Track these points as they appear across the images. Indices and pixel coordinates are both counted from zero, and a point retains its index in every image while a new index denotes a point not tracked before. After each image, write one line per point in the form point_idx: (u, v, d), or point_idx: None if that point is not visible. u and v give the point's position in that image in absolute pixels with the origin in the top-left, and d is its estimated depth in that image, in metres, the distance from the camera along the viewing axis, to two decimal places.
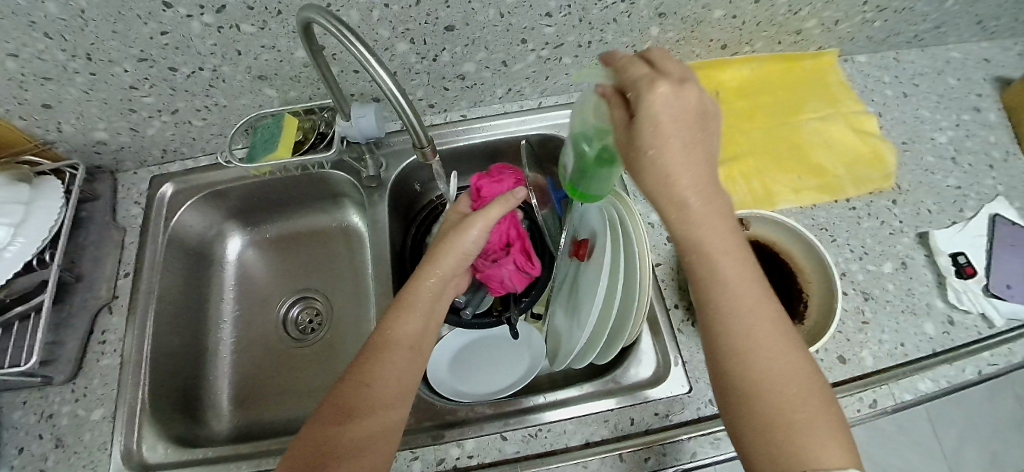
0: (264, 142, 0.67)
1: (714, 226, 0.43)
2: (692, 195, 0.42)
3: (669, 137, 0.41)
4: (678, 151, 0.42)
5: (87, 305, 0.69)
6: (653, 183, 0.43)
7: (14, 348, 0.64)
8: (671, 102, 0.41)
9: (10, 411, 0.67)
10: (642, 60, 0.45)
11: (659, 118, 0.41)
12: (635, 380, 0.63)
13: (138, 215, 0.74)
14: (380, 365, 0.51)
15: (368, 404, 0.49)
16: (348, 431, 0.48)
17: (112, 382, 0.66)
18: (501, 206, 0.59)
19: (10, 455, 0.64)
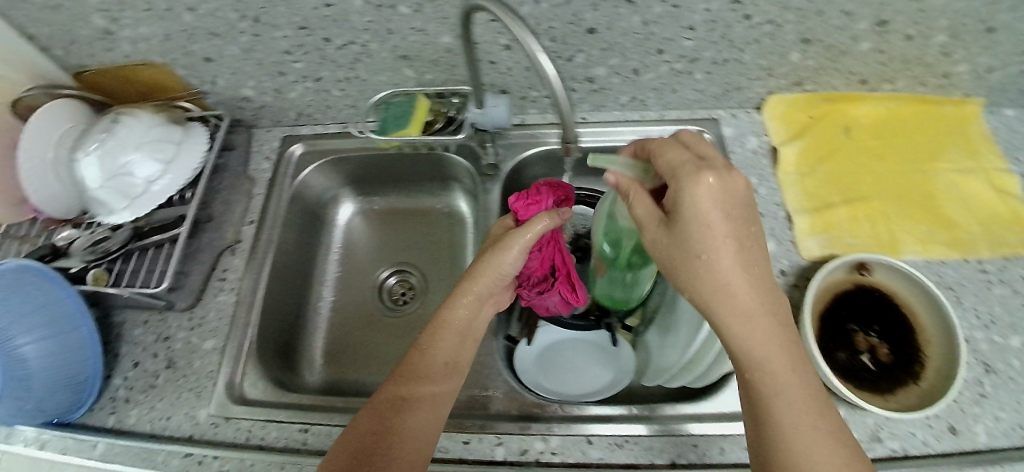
0: (397, 119, 0.70)
1: (760, 324, 0.44)
2: (738, 291, 0.44)
3: (716, 224, 0.43)
4: (725, 242, 0.44)
5: (213, 244, 0.74)
6: (699, 276, 0.45)
7: (146, 271, 0.71)
8: (714, 192, 0.43)
9: (132, 328, 0.73)
10: (675, 145, 0.47)
11: (705, 211, 0.43)
12: (731, 410, 0.61)
13: (268, 170, 0.80)
14: (426, 364, 0.56)
15: (427, 373, 0.55)
16: (398, 422, 0.52)
17: (225, 318, 0.71)
18: (544, 223, 0.58)
19: (126, 367, 0.71)
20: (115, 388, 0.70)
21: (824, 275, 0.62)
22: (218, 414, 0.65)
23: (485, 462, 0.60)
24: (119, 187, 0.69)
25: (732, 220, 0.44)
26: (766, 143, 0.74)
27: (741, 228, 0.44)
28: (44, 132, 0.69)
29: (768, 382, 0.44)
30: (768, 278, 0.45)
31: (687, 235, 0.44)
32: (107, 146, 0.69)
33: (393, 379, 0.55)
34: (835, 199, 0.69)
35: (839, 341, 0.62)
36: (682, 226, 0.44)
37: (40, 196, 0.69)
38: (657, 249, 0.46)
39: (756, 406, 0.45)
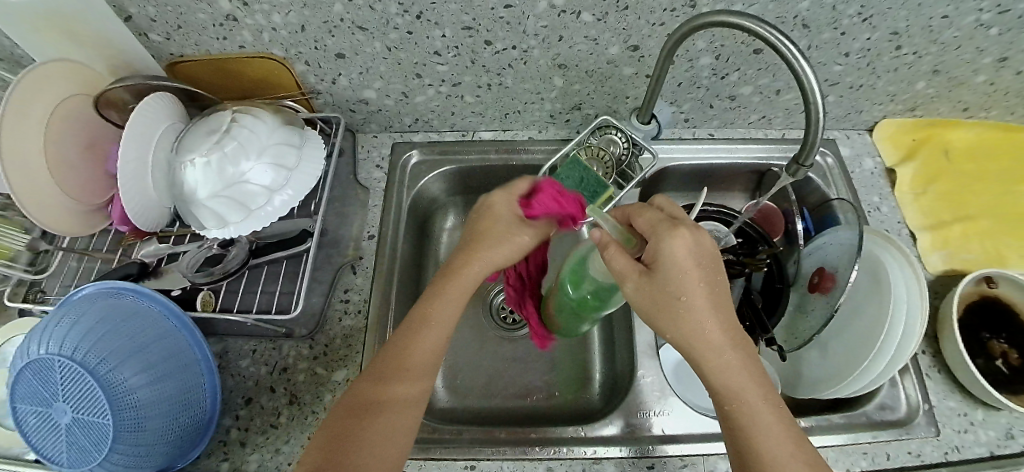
0: (579, 188, 0.67)
1: (731, 358, 0.46)
2: (712, 329, 0.46)
3: (692, 272, 0.46)
4: (695, 284, 0.46)
5: (332, 260, 0.67)
6: (667, 317, 0.46)
7: (262, 293, 0.63)
8: (691, 246, 0.46)
9: (236, 358, 0.63)
10: (657, 210, 0.50)
11: (679, 260, 0.45)
12: (887, 419, 0.64)
13: (382, 179, 0.73)
14: (430, 317, 0.53)
15: (401, 371, 0.51)
16: (379, 400, 0.49)
17: (355, 344, 0.63)
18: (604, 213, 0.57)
19: (236, 405, 0.61)
20: (225, 429, 0.60)
21: (963, 286, 0.67)
22: None
23: None
24: (238, 199, 0.59)
25: (703, 267, 0.46)
26: (879, 164, 0.79)
27: (712, 275, 0.47)
28: (142, 131, 0.58)
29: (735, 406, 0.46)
30: (733, 317, 0.48)
31: (661, 280, 0.46)
32: (224, 149, 0.59)
33: (390, 358, 0.52)
34: (948, 218, 0.74)
35: (975, 349, 0.67)
36: (659, 272, 0.46)
37: (134, 207, 0.58)
38: (637, 301, 0.47)
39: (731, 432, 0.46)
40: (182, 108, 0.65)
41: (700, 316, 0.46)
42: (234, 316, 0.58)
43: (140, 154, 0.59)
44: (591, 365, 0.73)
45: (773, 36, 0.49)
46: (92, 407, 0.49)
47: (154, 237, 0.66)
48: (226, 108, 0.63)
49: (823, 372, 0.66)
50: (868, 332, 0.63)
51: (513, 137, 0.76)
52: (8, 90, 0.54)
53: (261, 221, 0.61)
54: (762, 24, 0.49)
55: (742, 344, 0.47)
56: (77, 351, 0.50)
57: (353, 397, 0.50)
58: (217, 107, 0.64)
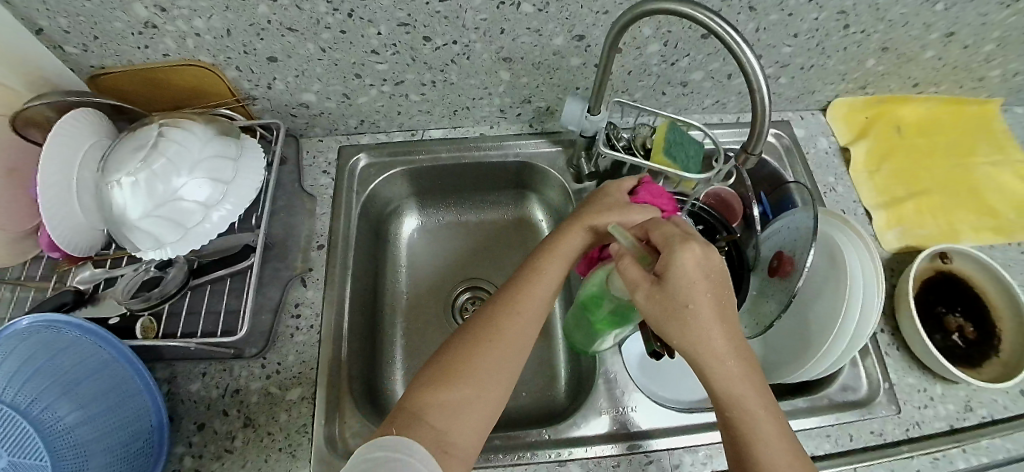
0: (681, 147, 0.63)
1: (732, 367, 0.44)
2: (720, 340, 0.44)
3: (705, 289, 0.44)
4: (705, 298, 0.44)
5: (280, 274, 0.64)
6: (681, 331, 0.44)
7: (206, 314, 0.60)
8: (700, 259, 0.44)
9: (185, 383, 0.61)
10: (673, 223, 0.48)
11: (692, 275, 0.44)
12: (849, 399, 0.65)
13: (329, 185, 0.70)
14: (525, 296, 0.53)
15: (467, 377, 0.48)
16: (433, 407, 0.46)
17: (310, 359, 0.61)
18: (645, 214, 0.54)
19: (188, 432, 0.58)
20: (177, 458, 0.57)
21: (918, 263, 0.68)
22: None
23: None
24: (174, 218, 0.56)
25: (712, 282, 0.45)
26: (834, 143, 0.79)
27: (719, 289, 0.45)
28: (60, 153, 0.55)
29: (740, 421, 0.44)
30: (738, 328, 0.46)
31: (671, 292, 0.44)
32: (154, 167, 0.56)
33: (449, 358, 0.49)
34: (901, 195, 0.75)
35: (932, 324, 0.68)
36: (670, 285, 0.44)
37: (59, 231, 0.55)
38: (646, 312, 0.45)
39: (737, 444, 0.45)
40: (107, 123, 0.61)
41: (710, 332, 0.44)
42: (175, 342, 0.55)
43: (61, 176, 0.55)
44: (558, 363, 0.71)
45: (716, 23, 0.47)
46: (25, 449, 0.48)
47: (89, 261, 0.63)
48: (154, 122, 0.60)
49: (786, 356, 0.67)
50: (827, 313, 0.63)
51: (465, 134, 0.73)
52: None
53: (200, 239, 0.58)
54: (704, 10, 0.47)
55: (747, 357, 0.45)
56: (7, 392, 0.49)
57: (419, 382, 0.48)
58: (146, 120, 0.61)
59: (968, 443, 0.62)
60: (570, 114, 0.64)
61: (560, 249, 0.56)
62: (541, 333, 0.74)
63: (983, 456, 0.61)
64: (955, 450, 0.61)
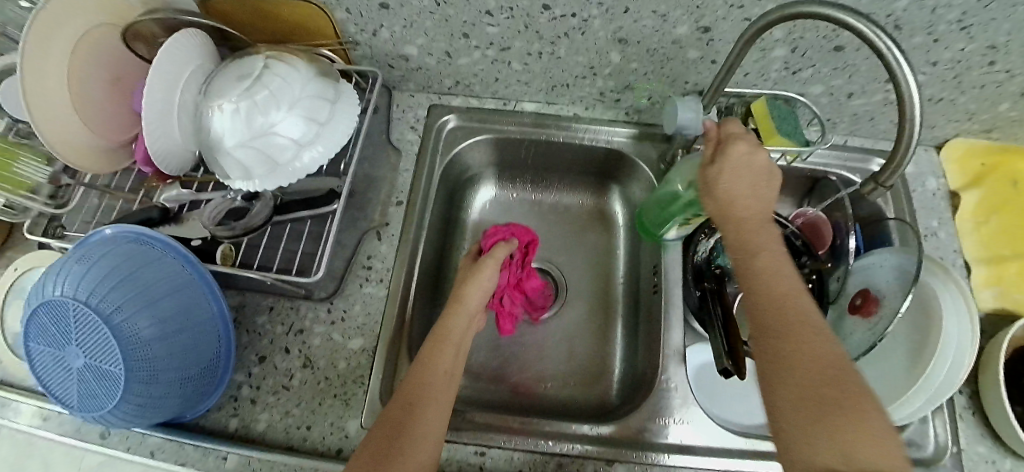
0: (785, 120, 0.63)
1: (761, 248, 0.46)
2: (751, 229, 0.47)
3: (745, 175, 0.48)
4: (743, 182, 0.48)
5: (357, 224, 0.63)
6: (717, 209, 0.49)
7: (282, 252, 0.60)
8: (742, 152, 0.49)
9: (252, 314, 0.61)
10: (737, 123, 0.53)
11: (736, 163, 0.49)
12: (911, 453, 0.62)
13: (414, 142, 0.69)
14: (427, 380, 0.51)
15: (447, 340, 0.56)
16: (423, 370, 0.52)
17: (374, 313, 0.61)
18: (490, 260, 0.63)
19: (249, 362, 0.60)
20: (237, 385, 0.59)
21: (1015, 328, 0.63)
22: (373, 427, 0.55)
23: None
24: (267, 153, 0.56)
25: (753, 172, 0.48)
26: (943, 185, 0.74)
27: (759, 181, 0.48)
28: (167, 70, 0.54)
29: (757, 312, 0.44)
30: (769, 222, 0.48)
31: (714, 182, 0.49)
32: (255, 97, 0.55)
33: (427, 348, 0.55)
34: (1008, 253, 0.69)
35: (1015, 394, 0.64)
36: (715, 171, 0.49)
37: (155, 147, 0.56)
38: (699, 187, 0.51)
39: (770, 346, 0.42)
40: (211, 46, 0.61)
41: (744, 221, 0.47)
42: (251, 274, 0.56)
43: (167, 95, 0.55)
44: (612, 359, 0.70)
45: (885, 43, 0.43)
46: (103, 355, 0.48)
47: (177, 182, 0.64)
48: (261, 53, 0.59)
49: None
50: (913, 362, 0.60)
51: (558, 112, 0.70)
52: (30, 19, 0.50)
53: (289, 177, 0.58)
54: (869, 22, 0.43)
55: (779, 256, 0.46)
56: (93, 297, 0.48)
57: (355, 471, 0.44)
58: (250, 49, 0.60)
59: None
60: (686, 119, 0.59)
61: (452, 329, 0.57)
62: (597, 326, 0.72)
63: None
64: None
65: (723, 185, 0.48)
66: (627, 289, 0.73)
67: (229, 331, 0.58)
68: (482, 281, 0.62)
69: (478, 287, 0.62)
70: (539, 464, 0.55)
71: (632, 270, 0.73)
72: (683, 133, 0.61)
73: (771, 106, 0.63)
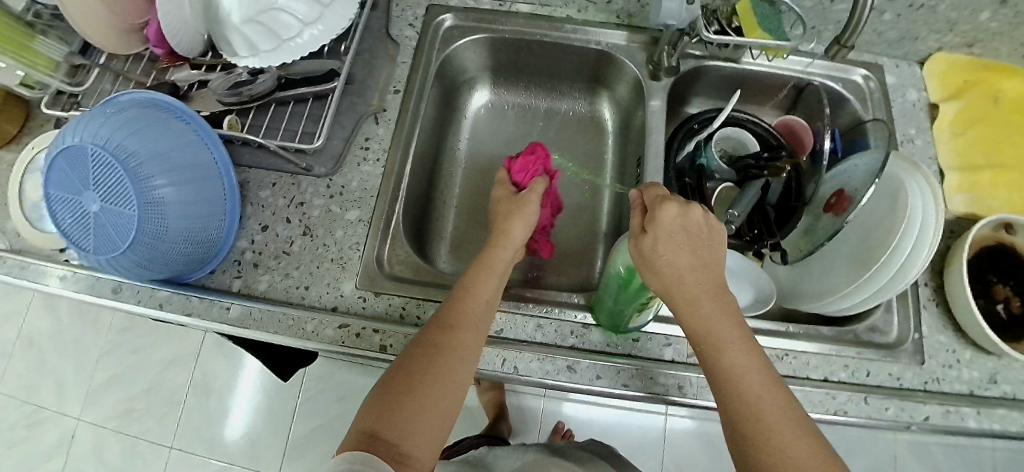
0: (767, 19, 0.65)
1: (706, 309, 0.47)
2: (703, 300, 0.47)
3: (679, 241, 0.48)
4: (683, 253, 0.48)
5: (356, 108, 0.67)
6: (663, 284, 0.48)
7: (286, 129, 0.64)
8: (678, 214, 0.49)
9: (257, 189, 0.65)
10: (660, 187, 0.54)
11: (669, 228, 0.48)
12: (875, 341, 0.62)
13: (413, 38, 0.71)
14: (468, 309, 0.50)
15: (494, 272, 0.55)
16: (463, 302, 0.51)
17: (370, 188, 0.64)
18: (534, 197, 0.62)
19: (253, 231, 0.64)
20: (240, 251, 0.63)
21: (980, 226, 0.66)
22: (367, 287, 0.59)
23: (654, 360, 0.57)
24: (273, 29, 0.61)
25: (689, 235, 0.49)
26: (923, 98, 0.76)
27: (698, 241, 0.49)
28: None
29: (720, 372, 0.46)
30: (718, 280, 0.48)
31: (652, 253, 0.49)
32: None
33: (463, 284, 0.53)
34: (983, 162, 0.71)
35: (978, 290, 0.67)
36: (646, 240, 0.49)
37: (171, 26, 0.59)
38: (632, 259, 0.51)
39: (729, 407, 0.44)
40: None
41: (696, 293, 0.47)
42: (254, 140, 0.59)
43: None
44: (596, 252, 0.73)
45: None
46: (117, 197, 0.52)
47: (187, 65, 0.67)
48: None
49: (820, 286, 0.65)
50: (881, 236, 0.61)
51: (551, 13, 0.73)
52: None
53: (293, 53, 0.62)
54: None
55: (736, 333, 0.46)
56: (109, 143, 0.52)
57: (381, 394, 0.45)
58: None
59: (985, 408, 0.58)
60: (668, 9, 0.61)
61: (497, 259, 0.56)
62: (583, 223, 0.75)
63: (1005, 424, 0.58)
64: (970, 410, 0.58)
65: (662, 256, 0.48)
66: (613, 191, 0.76)
67: (235, 199, 0.62)
68: (528, 216, 0.61)
69: (524, 216, 0.61)
70: (519, 325, 0.58)
71: (619, 171, 0.76)
72: (667, 24, 0.64)
73: (755, 5, 0.65)
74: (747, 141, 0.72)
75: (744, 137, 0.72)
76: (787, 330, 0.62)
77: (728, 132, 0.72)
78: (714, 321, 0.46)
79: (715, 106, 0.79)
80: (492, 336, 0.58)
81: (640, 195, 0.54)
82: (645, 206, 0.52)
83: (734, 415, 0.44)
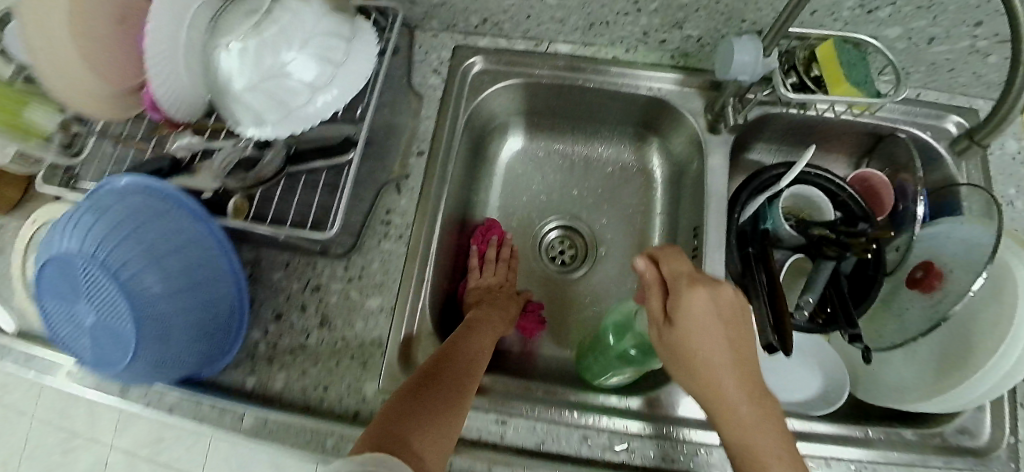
0: (855, 66, 0.54)
1: (747, 413, 0.44)
2: (741, 405, 0.44)
3: (711, 331, 0.45)
4: (716, 345, 0.45)
5: (374, 175, 0.58)
6: (697, 383, 0.45)
7: (295, 207, 0.55)
8: (708, 301, 0.45)
9: (269, 270, 0.58)
10: (682, 258, 0.49)
11: (698, 315, 0.45)
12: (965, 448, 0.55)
13: (438, 88, 0.63)
14: (475, 342, 0.53)
15: (494, 306, 0.59)
16: (472, 332, 0.54)
17: (393, 271, 0.57)
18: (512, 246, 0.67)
19: (266, 320, 0.57)
20: (254, 343, 0.57)
21: None
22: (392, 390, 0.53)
23: None
24: (278, 96, 0.51)
25: (725, 321, 0.45)
26: None
27: (733, 328, 0.46)
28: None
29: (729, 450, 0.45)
30: (760, 383, 0.45)
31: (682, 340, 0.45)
32: (263, 36, 0.49)
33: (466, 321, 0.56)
34: None
35: None
36: (675, 327, 0.45)
37: (170, 87, 0.51)
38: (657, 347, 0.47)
39: None
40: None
41: (733, 396, 0.44)
42: (261, 228, 0.52)
43: (174, 27, 0.49)
44: None
45: None
46: (112, 311, 0.46)
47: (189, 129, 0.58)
48: None
49: (907, 380, 0.57)
50: (985, 326, 0.52)
51: (595, 54, 0.63)
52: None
53: (304, 122, 0.53)
54: None
55: (782, 448, 0.43)
56: (99, 253, 0.45)
57: (403, 398, 0.45)
58: None
59: None
60: (740, 62, 0.51)
61: (504, 308, 0.60)
62: (628, 289, 0.68)
63: None
64: None
65: (698, 351, 0.44)
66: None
67: (242, 291, 0.54)
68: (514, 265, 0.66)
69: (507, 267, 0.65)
70: (561, 436, 0.52)
71: (669, 231, 0.67)
72: (737, 78, 0.53)
73: (841, 49, 0.53)
74: (822, 203, 0.61)
75: (814, 195, 0.61)
76: (868, 436, 0.54)
77: (801, 191, 0.61)
78: (753, 434, 0.43)
79: (779, 152, 0.69)
80: (531, 450, 0.51)
81: (657, 270, 0.49)
82: (667, 284, 0.48)
83: None
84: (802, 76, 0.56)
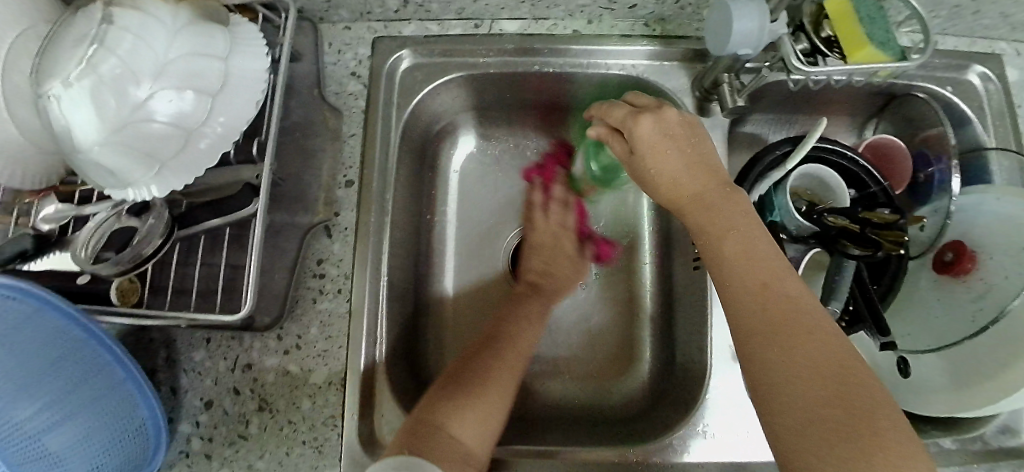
0: (875, 19, 0.43)
1: (729, 218, 0.41)
2: (719, 213, 0.41)
3: (668, 150, 0.44)
4: (671, 158, 0.44)
5: (297, 220, 0.48)
6: (666, 195, 0.44)
7: (203, 276, 0.45)
8: (655, 123, 0.44)
9: (188, 349, 0.48)
10: (625, 97, 0.48)
11: (648, 141, 0.44)
12: (1008, 449, 0.49)
13: (360, 94, 0.52)
14: (502, 331, 0.50)
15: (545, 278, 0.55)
16: (505, 328, 0.50)
17: (338, 335, 0.48)
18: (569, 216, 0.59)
19: (194, 409, 0.47)
20: (185, 438, 0.47)
21: None
22: None
23: None
24: (143, 148, 0.39)
25: (674, 139, 0.44)
26: None
27: (686, 144, 0.44)
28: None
29: (819, 404, 0.33)
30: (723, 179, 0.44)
31: (716, 250, 0.41)
32: (105, 72, 0.36)
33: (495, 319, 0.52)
34: None
35: None
36: (698, 233, 0.42)
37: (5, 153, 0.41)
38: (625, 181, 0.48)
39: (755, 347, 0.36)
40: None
41: (709, 202, 0.42)
42: (159, 320, 0.41)
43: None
44: (639, 339, 0.59)
45: None
46: None
47: (54, 194, 0.46)
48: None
49: (941, 383, 0.48)
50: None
51: (551, 29, 0.52)
52: None
53: (188, 173, 0.42)
54: None
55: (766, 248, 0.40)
56: None
57: (443, 387, 0.44)
58: None
59: None
60: (743, 33, 0.40)
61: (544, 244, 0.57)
62: (616, 301, 0.60)
63: None
64: None
65: (654, 173, 0.44)
66: (655, 268, 0.60)
67: (150, 389, 0.44)
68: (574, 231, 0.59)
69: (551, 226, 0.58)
70: None
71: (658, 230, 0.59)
72: (737, 52, 0.42)
73: (857, 0, 0.43)
74: (836, 184, 0.51)
75: (823, 173, 0.52)
76: None
77: (811, 171, 0.52)
78: (734, 220, 0.41)
79: (775, 122, 0.59)
80: None
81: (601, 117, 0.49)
82: (617, 123, 0.47)
83: (757, 339, 0.36)
84: (808, 39, 0.45)
